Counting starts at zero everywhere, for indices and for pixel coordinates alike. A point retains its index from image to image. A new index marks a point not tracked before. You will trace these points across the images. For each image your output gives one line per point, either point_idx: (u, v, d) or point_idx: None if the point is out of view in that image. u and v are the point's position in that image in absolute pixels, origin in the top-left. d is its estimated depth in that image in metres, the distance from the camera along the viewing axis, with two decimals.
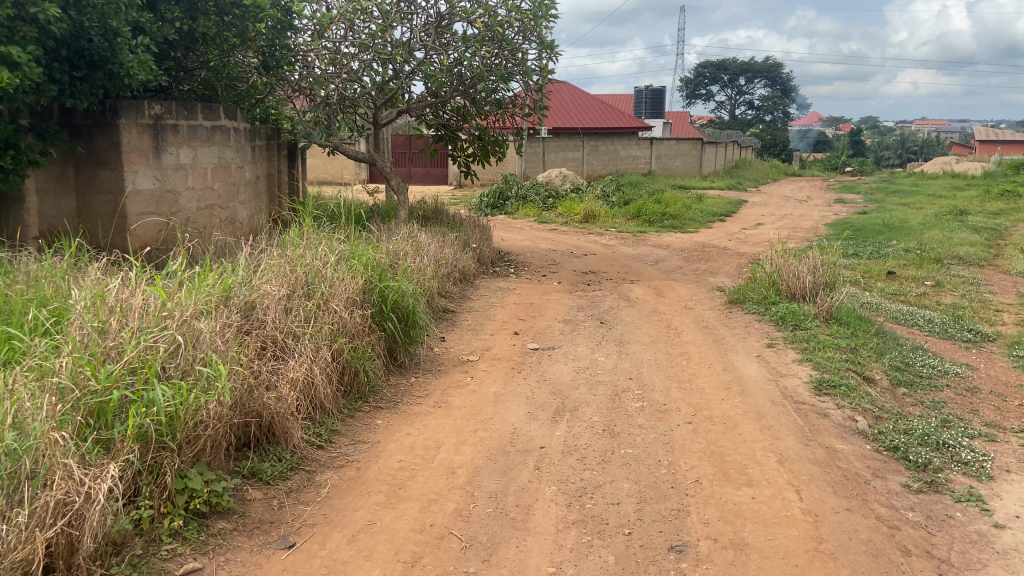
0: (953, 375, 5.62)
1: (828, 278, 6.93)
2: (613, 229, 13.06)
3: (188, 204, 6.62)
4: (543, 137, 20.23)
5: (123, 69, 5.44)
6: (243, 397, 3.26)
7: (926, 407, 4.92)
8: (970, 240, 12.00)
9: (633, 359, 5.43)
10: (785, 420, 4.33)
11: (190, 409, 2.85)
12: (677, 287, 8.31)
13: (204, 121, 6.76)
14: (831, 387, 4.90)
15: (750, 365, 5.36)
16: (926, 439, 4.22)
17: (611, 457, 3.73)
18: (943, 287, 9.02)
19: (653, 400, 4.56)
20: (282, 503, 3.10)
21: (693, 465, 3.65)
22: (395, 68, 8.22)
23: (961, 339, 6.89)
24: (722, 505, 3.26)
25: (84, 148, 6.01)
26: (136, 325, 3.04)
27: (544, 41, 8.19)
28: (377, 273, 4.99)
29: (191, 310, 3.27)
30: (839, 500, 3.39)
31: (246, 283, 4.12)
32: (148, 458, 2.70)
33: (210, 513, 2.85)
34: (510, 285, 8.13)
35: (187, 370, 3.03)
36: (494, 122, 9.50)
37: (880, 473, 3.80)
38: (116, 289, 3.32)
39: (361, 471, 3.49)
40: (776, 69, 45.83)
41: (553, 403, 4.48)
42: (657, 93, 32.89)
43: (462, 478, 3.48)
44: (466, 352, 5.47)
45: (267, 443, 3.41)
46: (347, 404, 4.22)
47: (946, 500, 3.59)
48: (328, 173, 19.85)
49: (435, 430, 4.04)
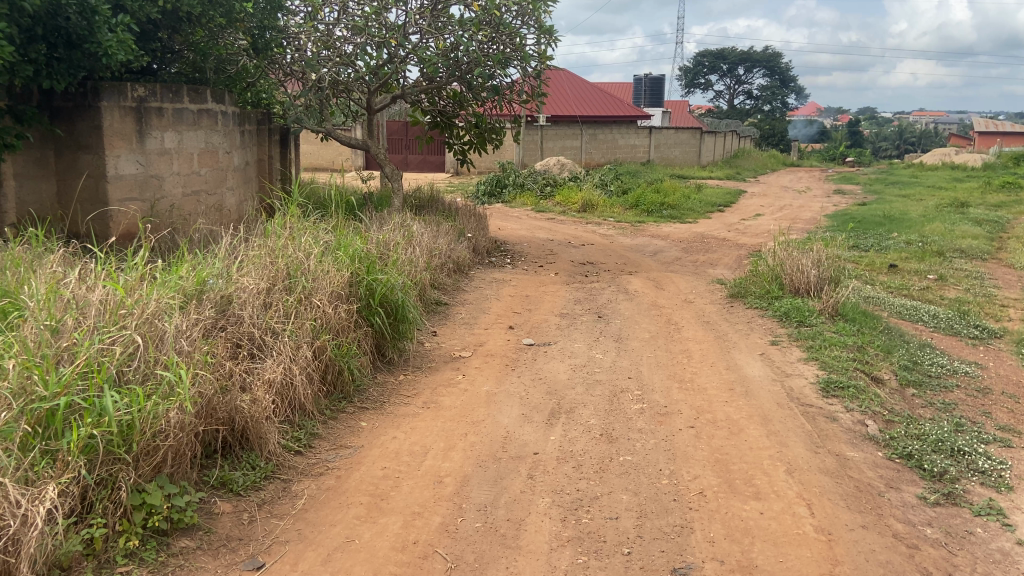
0: (963, 374, 5.39)
1: (833, 272, 6.68)
2: (610, 219, 12.80)
3: (172, 189, 6.36)
4: (540, 125, 19.89)
5: (100, 48, 5.13)
6: (211, 401, 3.02)
7: (937, 410, 4.70)
8: (972, 232, 11.76)
9: (632, 357, 5.19)
10: (792, 424, 4.10)
11: (149, 418, 2.60)
12: (675, 279, 8.06)
13: (190, 104, 6.49)
14: (839, 388, 4.68)
15: (754, 364, 5.13)
16: (941, 446, 4.00)
17: (609, 465, 3.50)
18: (947, 281, 8.81)
19: (653, 402, 4.33)
20: (252, 518, 2.86)
21: (696, 475, 3.42)
22: (389, 52, 7.87)
23: (968, 336, 6.67)
24: (728, 521, 3.04)
25: (64, 131, 5.72)
26: (92, 324, 2.79)
27: (542, 25, 7.90)
28: (364, 266, 4.73)
29: (154, 307, 3.01)
30: (854, 516, 3.17)
31: (222, 274, 3.88)
32: (100, 472, 2.45)
33: (171, 530, 2.61)
34: (506, 276, 7.87)
35: (147, 373, 2.77)
36: (490, 109, 9.22)
37: (894, 484, 3.58)
38: (73, 283, 3.06)
39: (341, 480, 3.25)
40: (776, 59, 45.45)
41: (549, 404, 4.25)
42: (656, 82, 32.47)
43: (450, 488, 3.24)
44: (457, 348, 5.23)
45: (240, 449, 3.19)
46: (331, 404, 3.99)
47: (965, 514, 3.37)
48: (323, 159, 19.56)
49: (423, 433, 3.80)
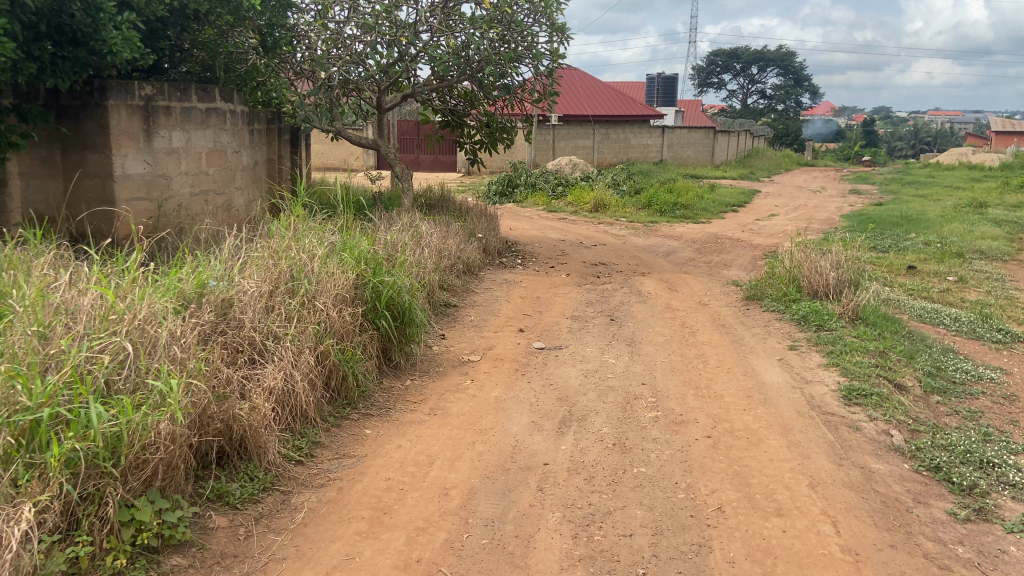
0: (988, 380, 5.17)
1: (852, 274, 6.49)
2: (622, 220, 12.62)
3: (180, 189, 6.26)
4: (552, 124, 19.71)
5: (105, 46, 4.98)
6: (206, 411, 2.91)
7: (963, 418, 4.50)
8: (991, 232, 11.51)
9: (646, 361, 5.04)
10: (813, 434, 3.94)
11: (137, 430, 2.47)
12: (689, 281, 7.90)
13: (198, 103, 6.39)
14: (862, 396, 4.49)
15: (772, 370, 4.96)
16: (969, 457, 3.81)
17: (623, 477, 3.35)
18: (967, 283, 8.58)
19: (668, 410, 4.18)
20: (248, 533, 2.73)
21: (714, 489, 3.26)
22: (400, 50, 7.70)
23: (991, 340, 6.45)
24: (749, 539, 2.88)
25: (70, 130, 5.62)
26: (81, 331, 2.69)
27: (554, 23, 7.74)
28: (371, 267, 4.60)
29: (147, 312, 2.90)
30: (882, 534, 3.00)
31: (224, 277, 3.77)
32: (86, 487, 2.33)
33: (162, 548, 2.49)
34: (516, 277, 7.73)
35: (138, 383, 2.66)
36: (502, 109, 9.08)
37: (922, 499, 3.40)
38: (62, 288, 2.95)
39: (343, 492, 3.12)
40: (790, 58, 45.02)
41: (560, 412, 4.10)
42: (669, 81, 32.24)
43: (456, 502, 3.11)
44: (467, 352, 5.09)
45: (239, 459, 3.07)
46: (334, 411, 3.86)
47: (997, 531, 3.19)
48: (334, 158, 19.54)
49: (429, 442, 3.66)
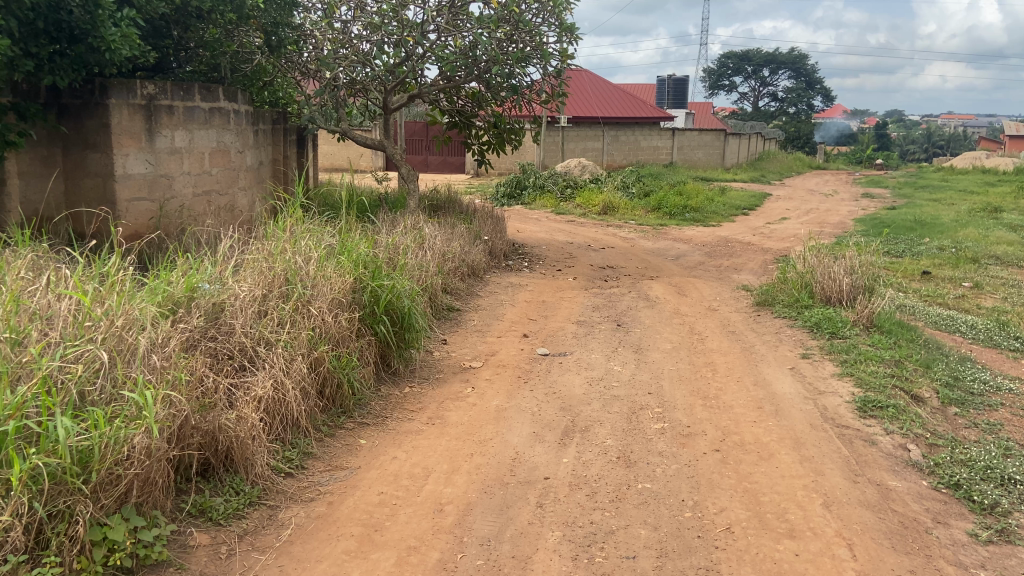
0: (1007, 392, 4.95)
1: (867, 281, 6.29)
2: (631, 222, 12.47)
3: (182, 189, 6.15)
4: (562, 126, 19.57)
5: (104, 43, 4.86)
6: (189, 423, 2.78)
7: (982, 431, 4.29)
8: (1007, 238, 11.26)
9: (653, 369, 4.88)
10: (826, 449, 3.78)
11: (110, 445, 2.34)
12: (699, 285, 7.71)
13: (202, 102, 6.28)
14: (877, 408, 4.31)
15: (784, 379, 4.79)
16: (990, 473, 3.62)
17: (627, 494, 3.20)
18: (983, 289, 8.35)
19: (675, 421, 4.02)
20: (231, 551, 2.60)
21: (722, 508, 3.11)
22: (407, 50, 7.56)
23: (1008, 348, 6.24)
24: (760, 563, 2.73)
25: (70, 128, 5.51)
26: (55, 339, 2.57)
27: (563, 23, 7.58)
28: (370, 271, 4.46)
29: (126, 319, 2.77)
30: (900, 559, 2.83)
31: (217, 280, 3.65)
32: (55, 503, 2.20)
33: (137, 568, 2.36)
34: (522, 280, 7.57)
35: (114, 395, 2.53)
36: (510, 109, 8.91)
37: (941, 519, 3.23)
38: (39, 294, 2.82)
39: (333, 507, 2.98)
40: (801, 61, 44.68)
41: (562, 422, 3.95)
42: (680, 83, 32.03)
43: (451, 518, 2.96)
44: (468, 358, 4.95)
45: (224, 471, 2.95)
46: (328, 420, 3.72)
47: (1021, 554, 3.00)
48: (343, 159, 19.50)
49: (425, 453, 3.52)
